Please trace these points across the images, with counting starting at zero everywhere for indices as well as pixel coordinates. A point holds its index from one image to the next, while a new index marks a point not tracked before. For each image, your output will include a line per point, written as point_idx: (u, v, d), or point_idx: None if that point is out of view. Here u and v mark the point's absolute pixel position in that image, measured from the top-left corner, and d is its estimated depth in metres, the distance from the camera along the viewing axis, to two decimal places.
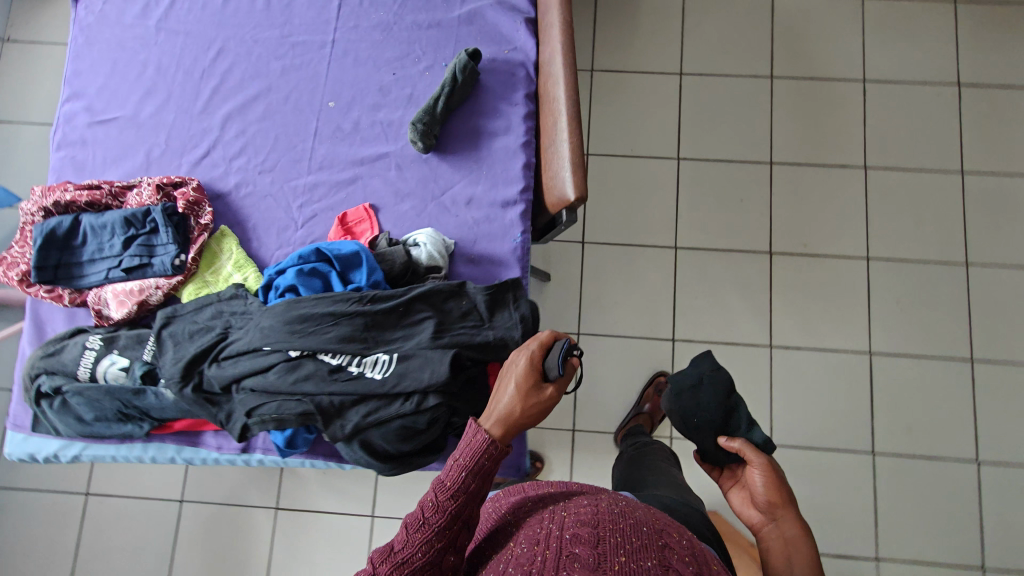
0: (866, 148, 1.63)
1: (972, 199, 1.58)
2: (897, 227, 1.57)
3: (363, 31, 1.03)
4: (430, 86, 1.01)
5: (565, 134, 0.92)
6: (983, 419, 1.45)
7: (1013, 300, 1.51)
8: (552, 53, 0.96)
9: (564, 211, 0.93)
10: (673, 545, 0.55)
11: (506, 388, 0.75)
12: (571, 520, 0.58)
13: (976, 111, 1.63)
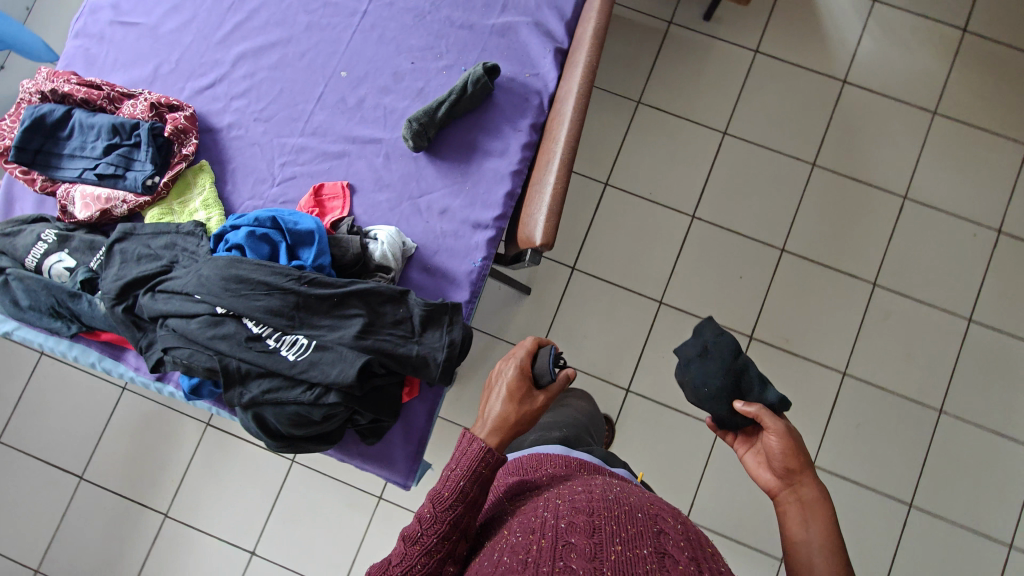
0: (882, 265, 1.57)
1: (968, 349, 1.53)
2: (883, 352, 1.53)
3: (397, 11, 1.02)
4: (442, 86, 1.00)
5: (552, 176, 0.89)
6: (899, 565, 1.43)
7: (973, 460, 1.48)
8: (569, 92, 0.94)
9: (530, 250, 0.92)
10: (667, 528, 0.57)
11: (495, 398, 0.80)
12: (561, 509, 0.59)
13: (1006, 263, 1.57)
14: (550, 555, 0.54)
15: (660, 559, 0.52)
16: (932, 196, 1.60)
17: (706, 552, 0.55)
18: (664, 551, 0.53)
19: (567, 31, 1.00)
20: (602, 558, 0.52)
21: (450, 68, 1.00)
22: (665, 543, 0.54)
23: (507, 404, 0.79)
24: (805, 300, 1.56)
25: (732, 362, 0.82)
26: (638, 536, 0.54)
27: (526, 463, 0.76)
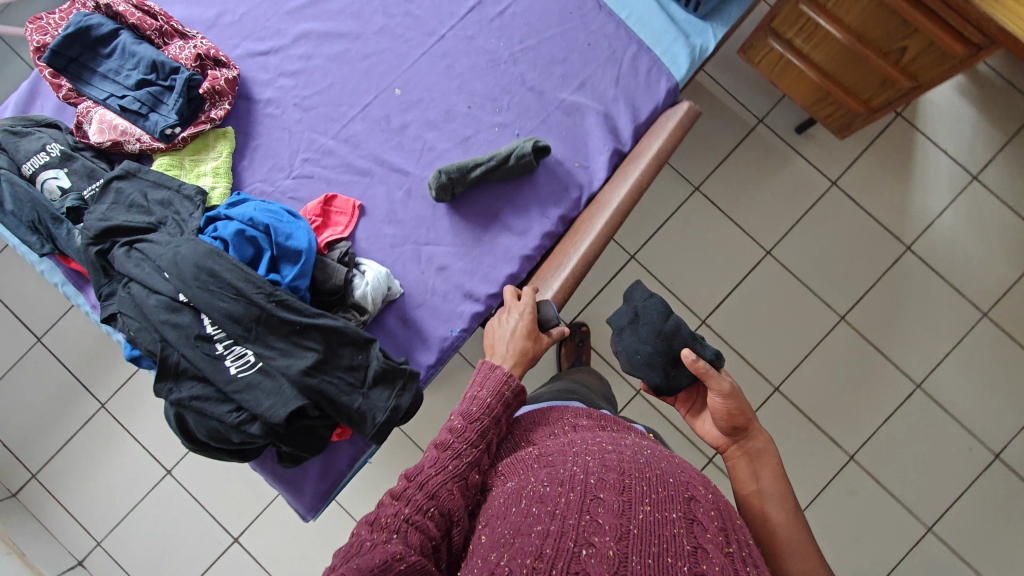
0: (868, 445, 1.49)
1: (919, 563, 1.45)
2: (832, 531, 1.46)
3: (474, 48, 0.96)
4: (488, 143, 0.94)
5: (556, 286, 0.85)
6: None
7: None
8: (608, 204, 0.88)
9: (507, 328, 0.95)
10: (698, 496, 0.54)
11: (505, 329, 0.83)
12: (591, 459, 0.57)
13: (994, 493, 1.47)
14: (575, 507, 0.51)
15: (691, 527, 0.49)
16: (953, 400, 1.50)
17: (739, 528, 0.52)
18: (697, 518, 0.50)
19: (634, 136, 0.93)
20: (632, 515, 0.49)
21: (503, 127, 0.95)
22: (700, 512, 0.51)
23: (523, 330, 0.82)
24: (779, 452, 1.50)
25: (665, 326, 0.88)
26: (670, 500, 0.51)
27: (552, 412, 0.75)
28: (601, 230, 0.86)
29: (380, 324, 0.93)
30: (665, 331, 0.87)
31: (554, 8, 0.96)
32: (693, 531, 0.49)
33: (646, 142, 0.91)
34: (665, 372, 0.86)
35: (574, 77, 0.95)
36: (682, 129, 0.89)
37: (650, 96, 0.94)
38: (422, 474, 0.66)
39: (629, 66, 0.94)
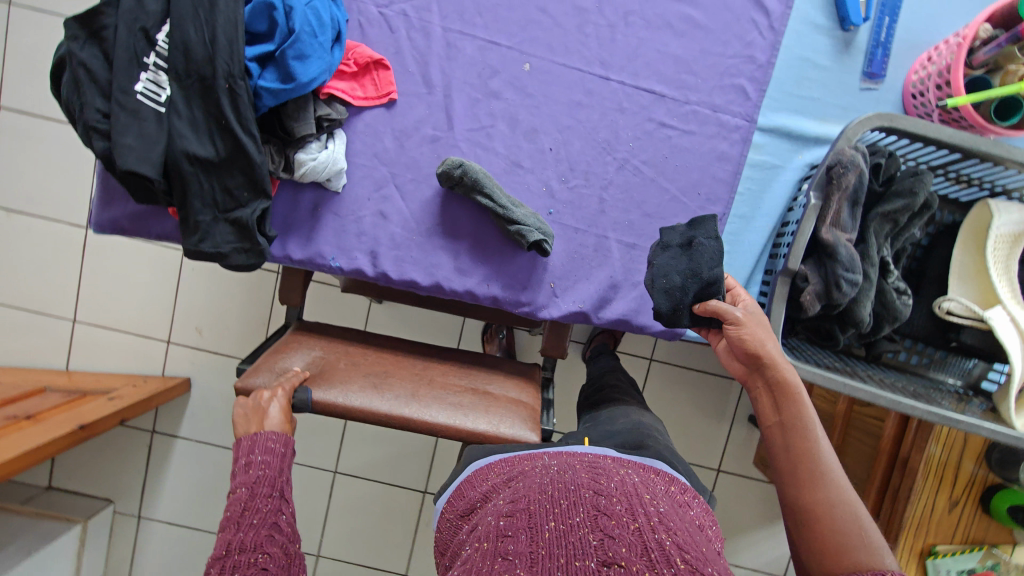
0: None
1: None
2: None
3: (608, 120, 0.85)
4: (522, 189, 0.86)
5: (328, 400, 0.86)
6: None
7: None
8: (416, 405, 0.88)
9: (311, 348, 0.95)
10: (609, 489, 0.54)
11: (264, 406, 0.81)
12: (504, 504, 0.56)
13: None
14: (488, 554, 0.49)
15: (597, 524, 0.49)
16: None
17: (644, 501, 0.53)
18: (601, 513, 0.50)
19: (607, 323, 0.88)
20: (537, 538, 0.49)
21: (547, 194, 0.87)
22: (604, 507, 0.51)
23: (286, 401, 0.82)
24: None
25: (702, 271, 0.71)
26: (572, 507, 0.51)
27: (476, 470, 0.70)
28: (374, 409, 0.86)
29: (297, 188, 0.87)
30: (689, 274, 0.71)
31: (692, 175, 0.85)
32: (599, 527, 0.49)
33: (482, 413, 0.88)
34: (674, 305, 0.72)
35: (634, 234, 0.87)
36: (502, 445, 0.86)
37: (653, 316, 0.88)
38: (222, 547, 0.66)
39: None
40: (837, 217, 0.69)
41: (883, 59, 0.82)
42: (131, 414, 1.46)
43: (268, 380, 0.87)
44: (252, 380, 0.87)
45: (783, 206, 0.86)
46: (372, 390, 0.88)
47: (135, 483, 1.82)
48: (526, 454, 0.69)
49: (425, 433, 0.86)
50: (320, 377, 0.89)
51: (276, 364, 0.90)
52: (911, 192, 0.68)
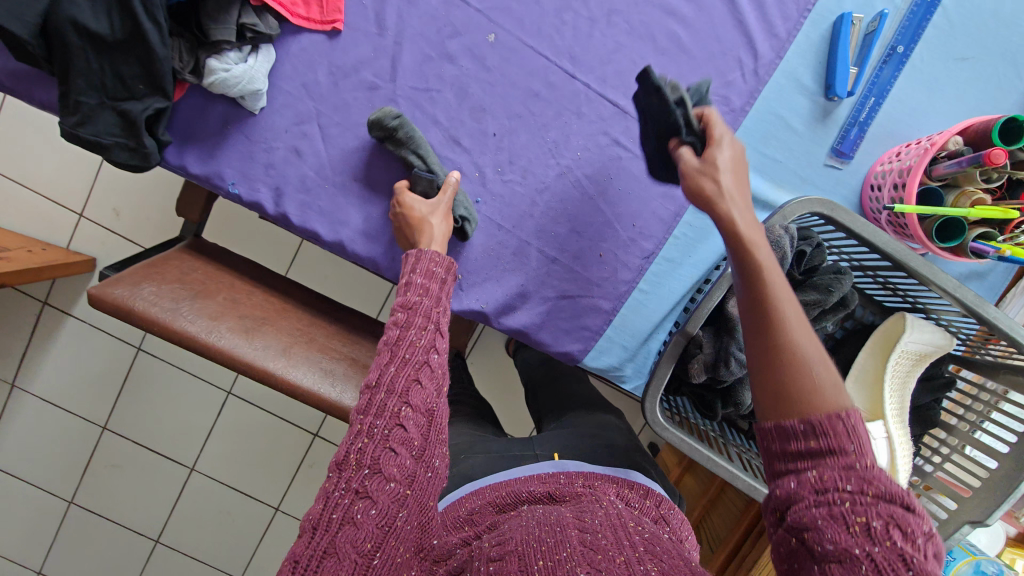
0: None
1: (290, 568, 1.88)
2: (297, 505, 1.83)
3: (561, 122, 0.80)
4: (454, 168, 0.80)
5: (193, 330, 0.80)
6: (125, 495, 1.84)
7: (206, 549, 1.87)
8: (284, 362, 0.82)
9: (191, 269, 0.88)
10: (594, 524, 0.55)
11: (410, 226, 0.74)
12: (490, 546, 0.55)
13: None
14: None
15: (587, 558, 0.49)
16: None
17: (628, 532, 0.54)
18: (587, 548, 0.51)
19: (507, 332, 0.84)
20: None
21: (478, 180, 0.81)
22: (590, 542, 0.52)
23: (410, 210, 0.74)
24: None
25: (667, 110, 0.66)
26: (559, 544, 0.51)
27: (448, 508, 0.69)
28: (237, 353, 0.80)
29: (208, 97, 0.77)
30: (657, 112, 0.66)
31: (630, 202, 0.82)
32: (588, 559, 0.49)
33: (353, 387, 0.84)
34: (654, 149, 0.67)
35: (557, 248, 0.83)
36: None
37: (554, 335, 0.84)
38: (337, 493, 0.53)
39: (580, 306, 0.84)
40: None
41: (855, 140, 0.78)
42: (18, 281, 1.31)
43: (129, 293, 0.79)
44: (109, 291, 0.79)
45: (714, 261, 0.83)
46: (241, 335, 0.82)
47: (15, 349, 1.73)
48: (500, 485, 0.69)
49: (285, 393, 0.81)
50: (185, 306, 0.82)
51: (145, 276, 0.83)
52: (826, 289, 0.65)
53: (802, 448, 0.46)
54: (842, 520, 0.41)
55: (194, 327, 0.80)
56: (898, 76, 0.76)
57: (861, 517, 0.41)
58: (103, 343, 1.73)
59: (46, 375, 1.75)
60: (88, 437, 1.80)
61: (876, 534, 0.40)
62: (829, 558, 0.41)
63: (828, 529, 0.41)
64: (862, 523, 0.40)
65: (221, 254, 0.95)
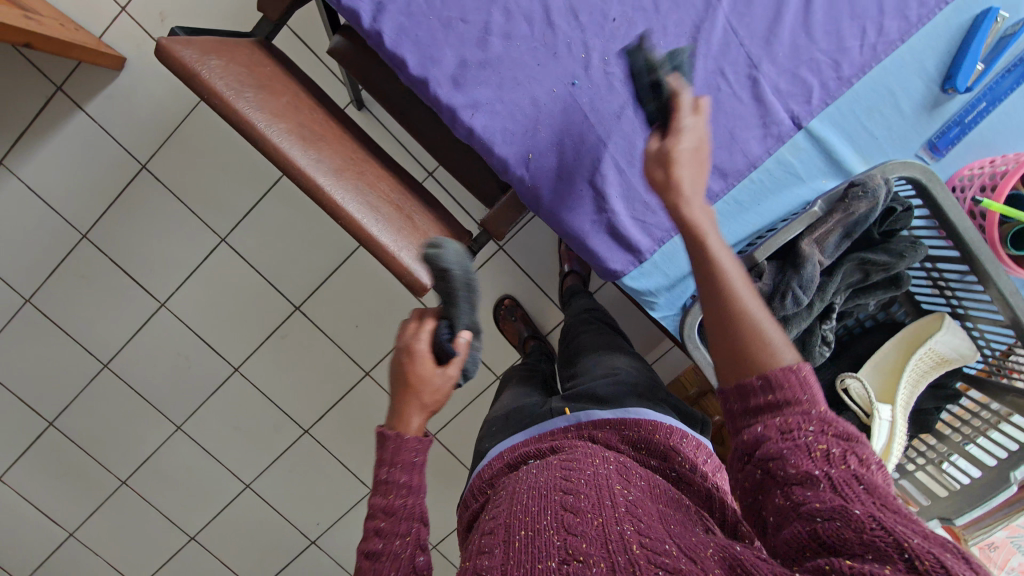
0: (315, 409, 1.83)
1: (231, 430, 1.87)
2: (256, 371, 1.81)
3: (680, 31, 0.78)
4: (561, 43, 0.78)
5: (255, 117, 0.76)
6: (84, 312, 1.78)
7: (153, 388, 1.84)
8: (334, 185, 0.79)
9: (260, 64, 0.84)
10: (579, 487, 0.57)
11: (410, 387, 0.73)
12: (487, 522, 0.57)
13: (282, 487, 1.91)
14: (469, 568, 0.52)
15: (564, 523, 0.51)
16: (361, 470, 1.88)
17: (613, 493, 0.56)
18: (568, 513, 0.53)
19: (560, 227, 0.83)
20: (510, 544, 0.51)
21: (579, 64, 0.78)
22: (572, 506, 0.53)
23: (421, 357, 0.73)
24: (312, 336, 1.77)
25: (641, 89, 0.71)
26: (541, 513, 0.53)
27: (477, 474, 0.78)
28: (291, 156, 0.77)
29: None
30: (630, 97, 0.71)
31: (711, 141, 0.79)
32: (564, 526, 0.51)
33: (392, 229, 0.82)
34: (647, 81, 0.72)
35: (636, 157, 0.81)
36: (394, 269, 0.81)
37: (605, 242, 0.83)
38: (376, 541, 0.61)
39: (640, 222, 0.83)
40: (823, 237, 0.70)
41: (953, 140, 0.78)
42: (42, 48, 1.29)
43: (197, 59, 0.75)
44: (177, 48, 0.74)
45: (782, 213, 0.82)
46: (298, 141, 0.79)
47: (13, 127, 1.63)
48: (517, 446, 0.77)
49: (327, 213, 0.78)
50: (249, 92, 0.77)
51: (215, 50, 0.78)
52: (900, 254, 0.71)
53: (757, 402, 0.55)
54: (807, 449, 0.50)
55: (256, 115, 0.76)
56: (1015, 90, 0.76)
57: (821, 446, 0.49)
58: (107, 151, 1.65)
59: (38, 165, 1.66)
60: (64, 242, 1.72)
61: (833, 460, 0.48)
62: (793, 478, 0.49)
63: (789, 454, 0.49)
64: (825, 450, 0.49)
65: (290, 65, 0.91)
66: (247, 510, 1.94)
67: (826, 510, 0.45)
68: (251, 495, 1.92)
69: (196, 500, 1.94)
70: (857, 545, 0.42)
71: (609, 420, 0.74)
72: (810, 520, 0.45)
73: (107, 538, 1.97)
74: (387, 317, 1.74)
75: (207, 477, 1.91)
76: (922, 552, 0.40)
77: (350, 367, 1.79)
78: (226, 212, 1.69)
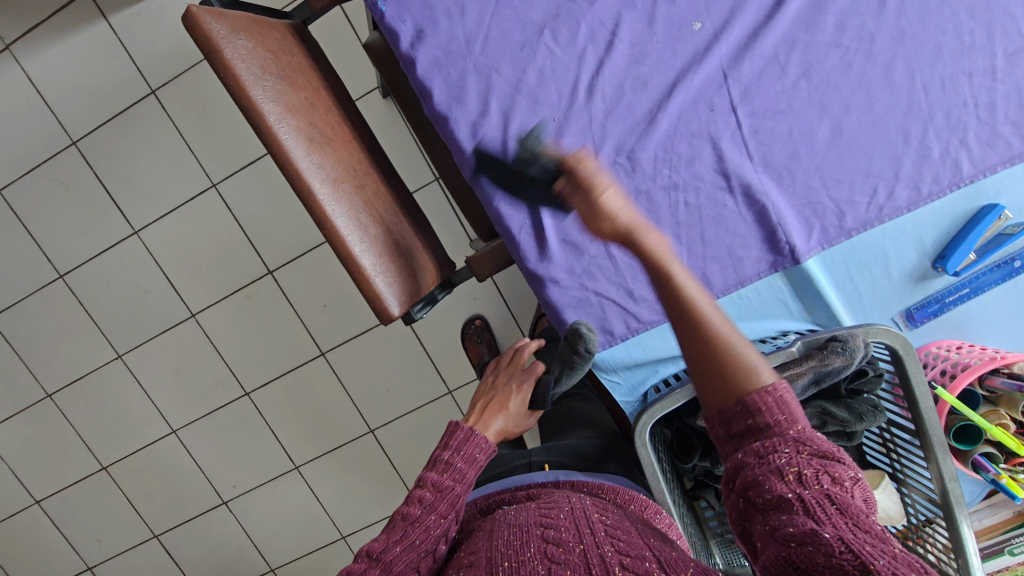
0: (261, 376, 1.80)
1: (169, 373, 1.83)
2: (210, 323, 1.78)
3: (704, 142, 0.77)
4: (587, 119, 0.77)
5: (267, 108, 0.74)
6: (53, 218, 1.73)
7: (102, 311, 1.79)
8: (328, 195, 0.77)
9: (289, 50, 0.82)
10: (559, 521, 0.63)
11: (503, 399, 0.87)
12: (467, 555, 0.62)
13: (205, 443, 1.88)
14: None
15: (546, 552, 0.57)
16: (291, 445, 1.85)
17: (590, 524, 0.63)
18: (550, 544, 0.58)
19: (541, 295, 0.83)
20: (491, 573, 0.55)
21: (597, 145, 0.78)
22: (553, 538, 0.59)
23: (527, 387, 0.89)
24: (277, 303, 1.74)
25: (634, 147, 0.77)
26: (524, 546, 0.58)
27: None
28: (293, 156, 0.75)
29: None
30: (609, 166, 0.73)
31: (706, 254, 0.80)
32: (547, 557, 0.56)
33: (375, 251, 0.80)
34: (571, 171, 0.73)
35: (628, 249, 0.81)
36: (365, 293, 0.79)
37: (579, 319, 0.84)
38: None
39: (619, 309, 0.83)
40: (795, 377, 0.69)
41: (931, 314, 0.81)
42: None
43: (227, 37, 0.72)
44: (207, 20, 0.71)
45: (762, 334, 0.83)
46: (304, 141, 0.77)
47: (31, 15, 1.59)
48: (492, 495, 0.81)
49: (315, 221, 0.77)
50: (269, 81, 0.75)
51: (247, 28, 0.76)
52: (859, 415, 0.73)
53: (741, 427, 0.52)
54: (780, 472, 0.47)
55: (269, 106, 0.74)
56: (998, 285, 0.80)
57: (793, 469, 0.47)
58: (119, 68, 1.61)
59: (50, 63, 1.62)
60: (53, 143, 1.68)
61: (806, 481, 0.46)
62: (768, 502, 0.47)
63: (767, 482, 0.47)
64: (797, 473, 0.47)
65: (320, 57, 0.89)
66: (166, 455, 1.90)
67: (794, 527, 0.44)
68: (174, 442, 1.89)
69: (117, 432, 1.89)
70: (824, 568, 0.41)
71: (588, 482, 0.80)
72: (783, 542, 0.44)
73: (17, 445, 1.93)
74: (357, 306, 1.72)
75: (134, 413, 1.87)
76: (885, 570, 0.40)
77: (307, 343, 1.76)
78: (222, 161, 1.65)
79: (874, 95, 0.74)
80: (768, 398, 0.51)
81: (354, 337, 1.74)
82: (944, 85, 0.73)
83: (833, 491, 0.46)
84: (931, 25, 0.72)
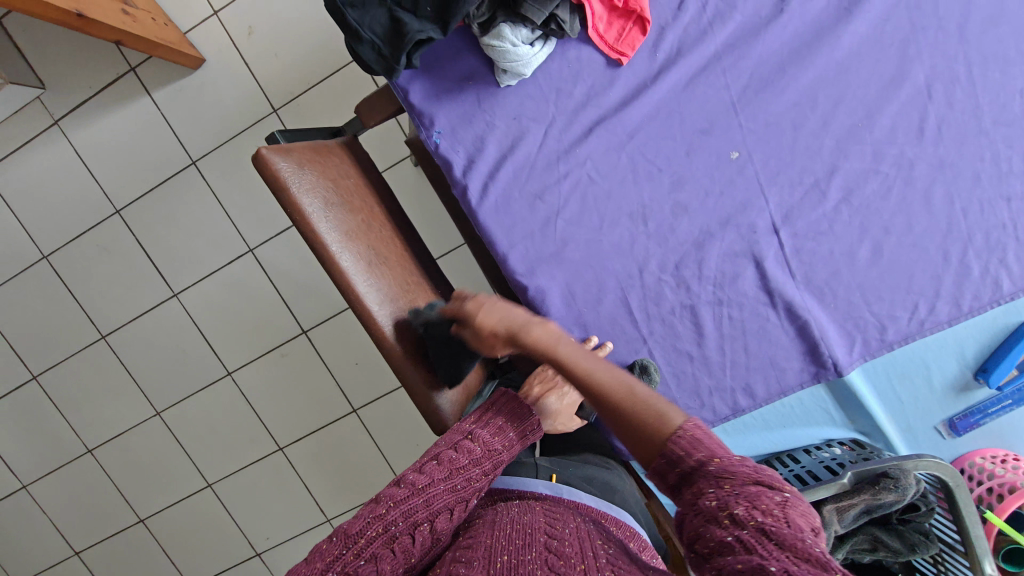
0: (295, 432, 1.84)
1: (206, 429, 1.88)
2: (246, 382, 1.82)
3: (747, 259, 0.80)
4: (633, 239, 0.80)
5: (330, 237, 0.77)
6: (97, 283, 1.79)
7: (142, 370, 1.85)
8: (388, 318, 0.80)
9: (343, 170, 0.87)
10: (562, 535, 0.60)
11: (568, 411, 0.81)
12: (462, 543, 0.60)
13: (241, 497, 1.92)
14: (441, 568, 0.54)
15: (547, 555, 0.54)
16: (324, 500, 1.88)
17: (594, 546, 0.59)
18: (552, 552, 0.55)
19: None
20: (491, 561, 0.53)
21: (642, 262, 0.81)
22: (555, 546, 0.56)
23: None
24: (311, 362, 1.78)
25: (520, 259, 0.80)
26: (527, 547, 0.56)
27: None
28: (355, 283, 0.78)
29: (465, 48, 0.78)
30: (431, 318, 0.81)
31: (750, 367, 0.83)
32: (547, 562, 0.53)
33: (429, 364, 0.84)
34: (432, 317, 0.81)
35: (672, 359, 0.84)
36: (423, 407, 0.83)
37: None
38: (380, 502, 0.61)
39: None
40: (847, 507, 0.74)
41: (973, 423, 0.83)
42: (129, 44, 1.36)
43: (295, 175, 0.76)
44: (275, 159, 0.75)
45: (807, 442, 0.86)
46: (364, 265, 0.81)
47: (78, 93, 1.67)
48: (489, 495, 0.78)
49: (375, 342, 0.80)
50: (331, 211, 0.80)
51: (309, 158, 0.81)
52: (911, 546, 0.76)
53: (677, 476, 0.49)
54: (716, 516, 0.44)
55: (331, 236, 0.77)
56: None
57: (725, 508, 0.43)
58: (160, 142, 1.68)
59: (96, 138, 1.69)
60: (98, 212, 1.74)
61: (741, 520, 0.42)
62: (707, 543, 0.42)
63: (708, 528, 0.43)
64: (730, 516, 0.43)
65: (370, 169, 0.94)
66: (202, 509, 1.94)
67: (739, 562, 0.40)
68: (210, 495, 1.93)
69: (155, 486, 1.94)
70: None
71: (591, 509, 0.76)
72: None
73: (58, 499, 1.98)
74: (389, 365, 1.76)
75: (172, 467, 1.92)
76: None
77: (340, 401, 1.80)
78: (259, 228, 1.70)
79: (913, 217, 0.77)
80: (682, 437, 0.50)
81: (387, 395, 1.77)
82: (983, 209, 0.76)
83: (768, 524, 0.41)
84: (969, 153, 0.74)
